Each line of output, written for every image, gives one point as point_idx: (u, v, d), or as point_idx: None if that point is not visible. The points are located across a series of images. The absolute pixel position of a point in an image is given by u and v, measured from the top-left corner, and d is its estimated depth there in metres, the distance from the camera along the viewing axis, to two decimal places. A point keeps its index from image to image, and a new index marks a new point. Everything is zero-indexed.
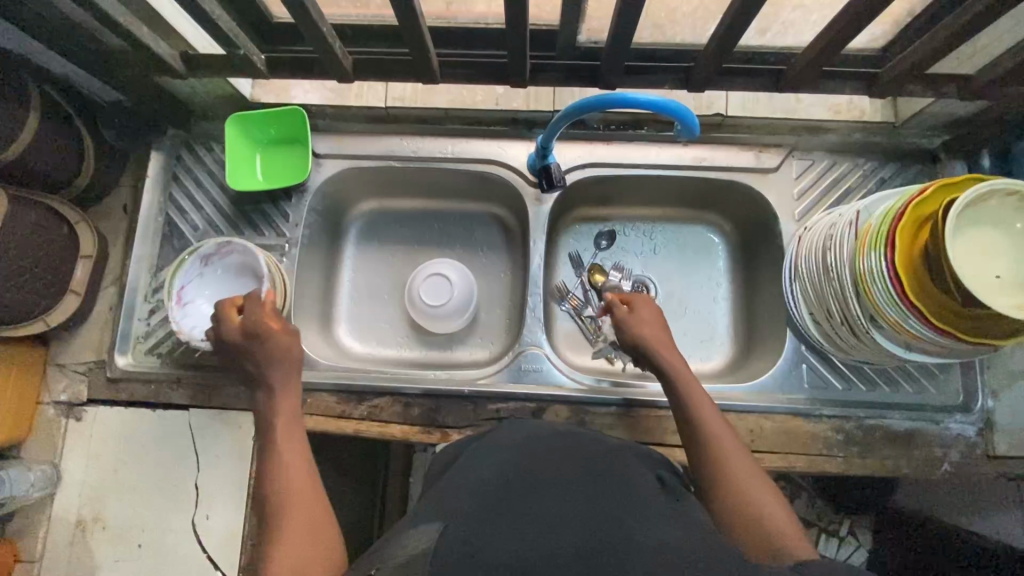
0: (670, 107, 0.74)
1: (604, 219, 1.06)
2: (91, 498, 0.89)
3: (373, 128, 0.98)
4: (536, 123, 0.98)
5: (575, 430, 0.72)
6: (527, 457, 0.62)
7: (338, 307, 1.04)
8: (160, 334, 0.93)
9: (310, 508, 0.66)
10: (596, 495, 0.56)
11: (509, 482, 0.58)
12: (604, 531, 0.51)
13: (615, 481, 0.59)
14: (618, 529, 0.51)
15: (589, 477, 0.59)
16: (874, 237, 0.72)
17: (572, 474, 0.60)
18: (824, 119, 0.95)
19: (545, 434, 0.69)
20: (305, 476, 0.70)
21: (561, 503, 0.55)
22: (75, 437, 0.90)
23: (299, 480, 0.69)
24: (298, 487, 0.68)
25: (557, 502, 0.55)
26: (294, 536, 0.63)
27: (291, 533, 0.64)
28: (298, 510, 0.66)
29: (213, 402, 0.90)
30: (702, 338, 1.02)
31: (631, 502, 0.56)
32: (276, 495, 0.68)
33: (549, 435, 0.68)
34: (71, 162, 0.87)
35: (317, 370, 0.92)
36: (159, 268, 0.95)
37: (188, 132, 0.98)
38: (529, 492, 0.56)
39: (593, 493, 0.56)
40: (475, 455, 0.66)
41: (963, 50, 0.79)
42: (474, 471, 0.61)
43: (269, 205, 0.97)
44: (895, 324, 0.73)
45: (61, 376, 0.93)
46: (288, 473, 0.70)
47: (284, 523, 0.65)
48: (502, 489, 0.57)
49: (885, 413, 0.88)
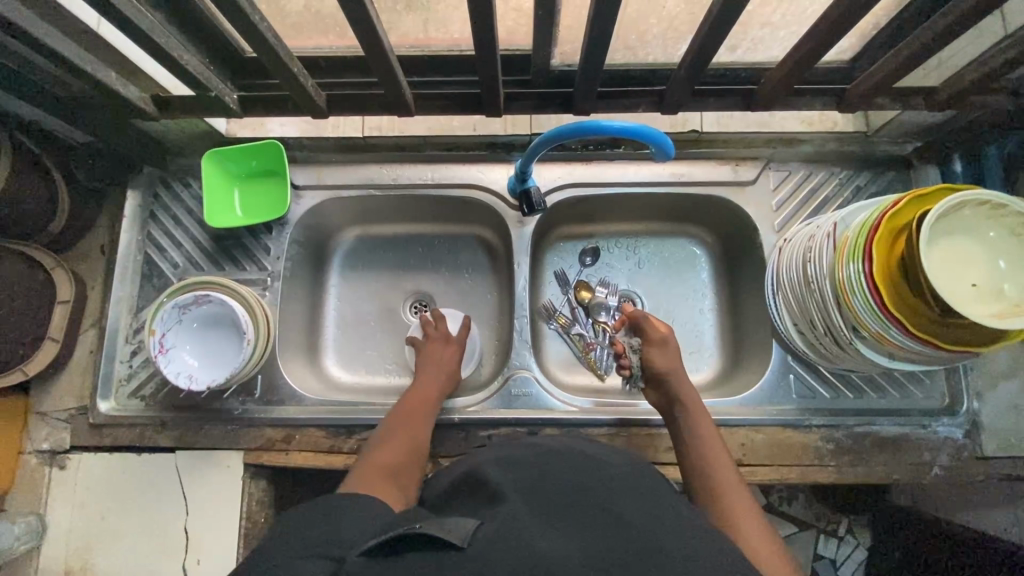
0: (652, 136, 0.75)
1: (588, 236, 1.06)
2: (78, 547, 0.87)
3: (351, 157, 0.98)
4: (514, 146, 0.99)
5: (593, 450, 0.67)
6: (541, 469, 0.59)
7: (326, 338, 1.03)
8: (143, 375, 0.92)
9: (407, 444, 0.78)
10: (617, 501, 0.53)
11: (531, 496, 0.54)
12: (638, 540, 0.48)
13: (645, 493, 0.56)
14: (649, 538, 0.49)
15: (620, 489, 0.56)
16: (851, 248, 0.73)
17: (586, 480, 0.57)
18: (798, 131, 0.96)
19: (551, 447, 0.66)
20: (421, 424, 0.82)
21: (583, 514, 0.51)
22: (59, 486, 0.88)
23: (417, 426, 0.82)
24: (416, 433, 0.80)
25: (584, 514, 0.51)
26: (395, 454, 0.76)
27: (392, 453, 0.76)
28: (400, 438, 0.79)
29: (200, 444, 0.89)
30: (690, 350, 1.02)
31: (668, 514, 0.53)
32: (401, 423, 0.81)
33: (552, 449, 0.65)
34: (44, 208, 0.86)
35: (305, 406, 0.91)
36: (139, 309, 0.94)
37: (164, 170, 0.97)
38: (553, 507, 0.52)
39: (614, 499, 0.54)
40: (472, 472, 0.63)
41: (929, 61, 0.80)
42: (475, 489, 0.60)
43: (249, 239, 0.96)
44: (877, 335, 0.74)
45: (42, 424, 0.91)
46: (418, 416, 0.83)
47: (389, 438, 0.79)
48: (526, 500, 0.53)
49: (872, 420, 0.88)
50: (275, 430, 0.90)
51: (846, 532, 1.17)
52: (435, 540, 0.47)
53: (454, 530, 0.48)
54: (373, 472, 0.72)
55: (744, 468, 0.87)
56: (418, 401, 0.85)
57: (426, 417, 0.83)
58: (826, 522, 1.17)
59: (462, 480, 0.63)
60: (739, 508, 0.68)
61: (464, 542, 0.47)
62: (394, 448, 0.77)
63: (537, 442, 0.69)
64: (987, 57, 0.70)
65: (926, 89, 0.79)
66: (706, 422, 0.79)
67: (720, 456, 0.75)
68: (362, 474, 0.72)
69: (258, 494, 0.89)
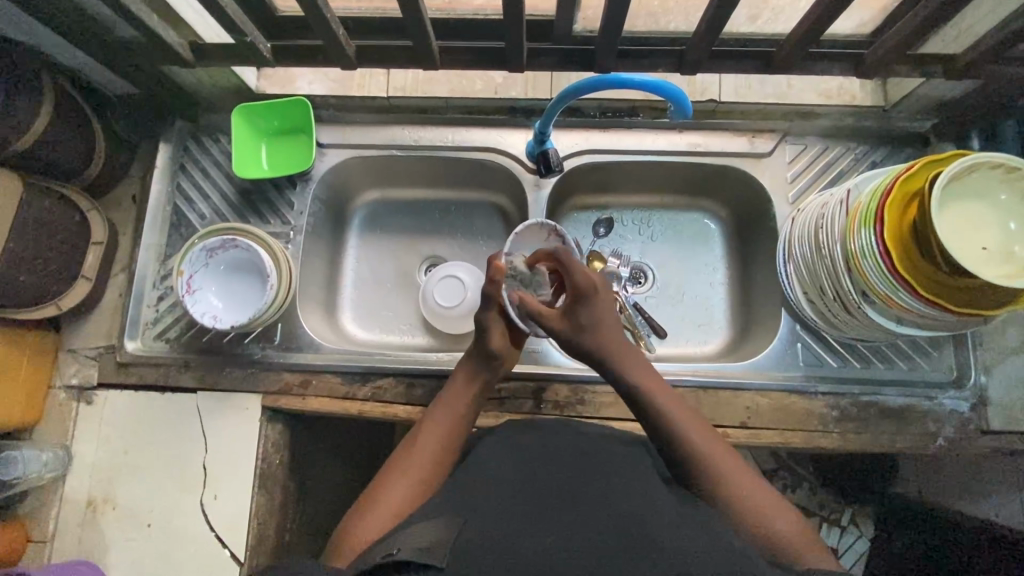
0: (668, 90, 0.77)
1: (602, 207, 1.08)
2: (101, 479, 0.90)
3: (374, 117, 1.00)
4: (534, 111, 1.00)
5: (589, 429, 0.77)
6: (536, 461, 0.67)
7: (343, 295, 1.06)
8: (168, 319, 0.96)
9: (431, 453, 0.71)
10: (611, 502, 0.59)
11: (526, 489, 0.61)
12: (619, 533, 0.55)
13: (630, 480, 0.64)
14: (638, 530, 0.55)
15: (606, 484, 0.62)
16: (863, 214, 0.74)
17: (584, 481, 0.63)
18: (815, 104, 0.96)
19: (549, 428, 0.76)
20: (450, 434, 0.74)
21: (573, 504, 0.59)
22: (85, 420, 0.92)
23: (443, 435, 0.73)
24: (436, 452, 0.71)
25: (573, 510, 0.58)
26: (406, 487, 0.67)
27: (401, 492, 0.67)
28: (425, 448, 0.71)
29: (220, 385, 0.92)
30: (699, 322, 1.04)
31: (646, 505, 0.59)
32: (415, 446, 0.72)
33: (556, 446, 0.70)
34: (81, 153, 0.90)
35: (323, 353, 0.94)
36: (166, 256, 0.98)
37: (195, 124, 1.01)
38: (544, 502, 0.59)
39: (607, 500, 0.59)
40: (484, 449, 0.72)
41: (949, 32, 0.81)
42: (483, 462, 0.68)
43: (273, 193, 0.99)
44: (886, 298, 0.75)
45: (72, 361, 0.95)
46: (440, 432, 0.73)
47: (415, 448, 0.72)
48: (526, 488, 0.62)
49: (878, 389, 0.89)
50: (293, 375, 0.93)
51: (849, 521, 1.17)
52: (417, 564, 0.52)
53: (434, 549, 0.53)
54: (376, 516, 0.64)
55: (750, 430, 0.88)
56: (451, 408, 0.76)
57: (450, 437, 0.73)
58: (830, 511, 1.17)
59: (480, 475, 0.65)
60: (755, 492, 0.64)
61: (443, 561, 0.52)
62: (412, 465, 0.70)
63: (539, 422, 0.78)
64: (1004, 22, 0.71)
65: (944, 58, 0.80)
66: (701, 436, 0.69)
67: (707, 435, 0.69)
68: (363, 525, 0.64)
69: (274, 437, 0.93)
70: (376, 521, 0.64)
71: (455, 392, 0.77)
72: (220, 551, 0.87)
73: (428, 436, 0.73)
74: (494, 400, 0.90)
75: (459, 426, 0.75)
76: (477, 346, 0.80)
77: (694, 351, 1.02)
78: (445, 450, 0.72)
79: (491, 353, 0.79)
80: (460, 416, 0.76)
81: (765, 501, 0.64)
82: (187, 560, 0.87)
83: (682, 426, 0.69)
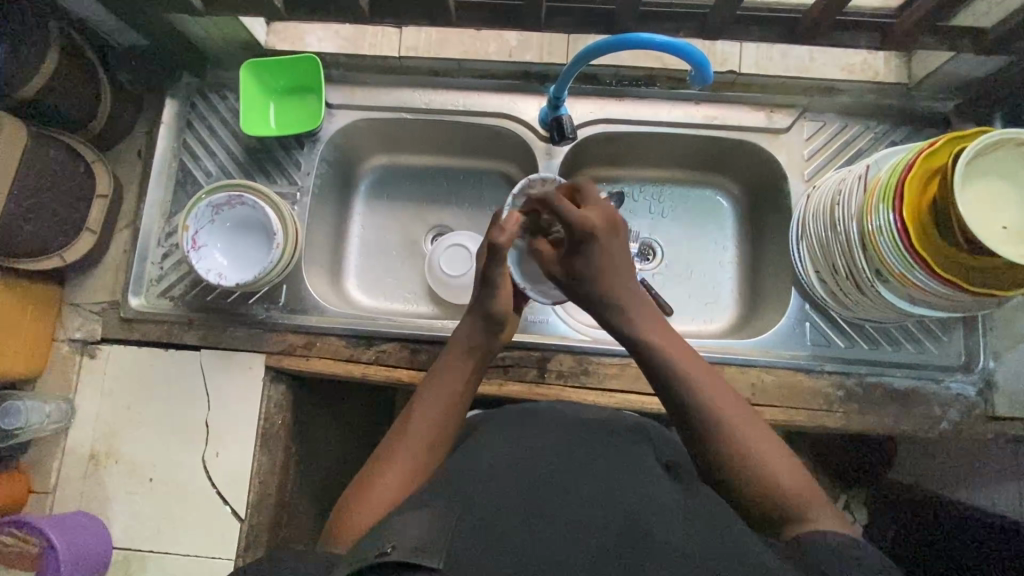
0: (691, 54, 0.76)
1: (614, 180, 1.06)
2: (104, 433, 0.91)
3: (386, 78, 0.98)
4: (548, 77, 0.98)
5: (594, 419, 0.76)
6: (531, 449, 0.65)
7: (349, 261, 1.05)
8: (173, 277, 0.95)
9: (431, 428, 0.70)
10: (612, 496, 0.57)
11: (527, 475, 0.59)
12: (621, 533, 0.52)
13: (632, 477, 0.62)
14: (638, 525, 0.53)
15: (606, 476, 0.60)
16: (882, 191, 0.73)
17: (586, 474, 0.60)
18: (837, 79, 0.94)
19: (542, 419, 0.74)
20: (451, 409, 0.72)
21: (574, 494, 0.56)
22: (88, 374, 0.92)
23: (441, 409, 0.72)
24: (435, 426, 0.70)
25: (569, 496, 0.56)
26: (403, 468, 0.67)
27: (402, 471, 0.66)
28: (423, 422, 0.70)
29: (224, 343, 0.92)
30: (706, 300, 1.03)
31: (644, 498, 0.58)
32: (410, 425, 0.70)
33: (560, 438, 0.68)
34: (88, 102, 0.88)
35: (328, 316, 0.94)
36: (171, 213, 0.97)
37: (202, 80, 0.99)
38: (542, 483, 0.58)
39: (609, 494, 0.57)
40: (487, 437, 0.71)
41: (981, 4, 0.79)
42: (485, 448, 0.67)
43: (281, 153, 0.98)
44: (901, 278, 0.74)
45: (76, 315, 0.94)
46: (437, 408, 0.72)
47: (414, 423, 0.70)
48: (526, 473, 0.60)
49: (885, 370, 0.89)
50: (297, 336, 0.92)
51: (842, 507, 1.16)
52: (409, 565, 0.46)
53: (428, 549, 0.48)
54: (377, 495, 0.64)
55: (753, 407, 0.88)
56: (448, 382, 0.74)
57: (450, 411, 0.72)
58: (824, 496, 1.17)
59: (476, 462, 0.64)
60: (761, 447, 0.63)
61: (440, 562, 0.47)
62: (414, 442, 0.69)
63: (542, 409, 0.78)
64: None
65: (973, 31, 0.78)
66: (711, 388, 0.67)
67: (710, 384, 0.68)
68: (365, 503, 0.63)
69: (277, 397, 0.92)
70: (374, 502, 0.63)
71: (451, 366, 0.75)
72: (221, 507, 0.88)
73: (427, 412, 0.71)
74: (497, 368, 0.90)
75: (458, 402, 0.74)
76: (481, 307, 0.77)
77: (700, 329, 1.01)
78: (442, 427, 0.71)
79: (494, 315, 0.77)
80: (460, 389, 0.74)
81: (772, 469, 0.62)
82: (190, 514, 0.88)
83: (693, 379, 0.68)
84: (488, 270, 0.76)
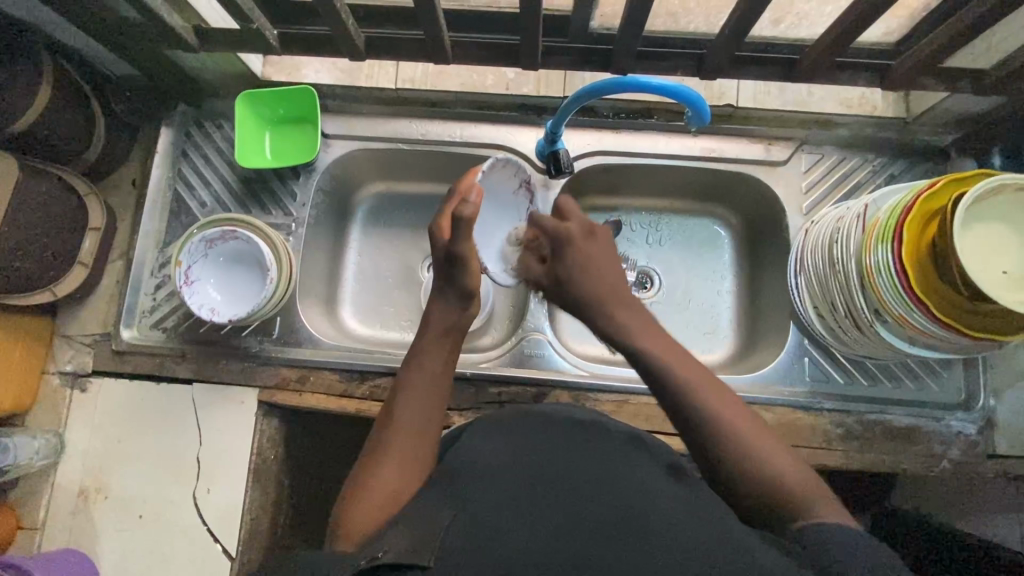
0: (682, 95, 0.76)
1: (612, 208, 1.06)
2: (93, 468, 0.89)
3: (383, 109, 0.98)
4: (546, 108, 0.98)
5: (590, 418, 0.70)
6: (523, 445, 0.62)
7: (343, 290, 1.04)
8: (165, 308, 0.94)
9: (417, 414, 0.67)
10: (604, 485, 0.54)
11: (517, 471, 0.56)
12: (619, 517, 0.50)
13: (631, 469, 0.58)
14: (637, 511, 0.51)
15: (602, 472, 0.57)
16: (881, 230, 0.72)
17: (585, 470, 0.57)
18: (835, 113, 0.94)
19: (539, 417, 0.69)
20: (433, 392, 0.69)
21: (568, 489, 0.54)
22: (79, 407, 0.91)
23: (424, 395, 0.69)
24: (421, 412, 0.67)
25: (560, 495, 0.53)
26: (398, 460, 0.63)
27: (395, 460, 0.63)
28: (406, 411, 0.67)
29: (216, 377, 0.91)
30: (705, 330, 1.01)
31: (644, 490, 0.54)
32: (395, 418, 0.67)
33: (559, 434, 0.64)
34: (81, 134, 0.88)
35: (322, 349, 0.93)
36: (165, 244, 0.96)
37: (198, 109, 0.98)
38: (535, 480, 0.55)
39: (602, 482, 0.55)
40: (482, 437, 0.65)
41: (978, 46, 0.79)
42: (471, 451, 0.63)
43: (276, 183, 0.97)
44: (900, 319, 0.73)
45: (67, 347, 0.93)
46: (421, 399, 0.68)
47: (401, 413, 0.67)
48: (514, 470, 0.57)
49: (885, 408, 0.88)
50: (291, 370, 0.91)
51: None
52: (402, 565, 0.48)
53: (420, 549, 0.49)
54: (375, 491, 0.60)
55: None
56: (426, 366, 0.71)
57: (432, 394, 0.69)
58: None
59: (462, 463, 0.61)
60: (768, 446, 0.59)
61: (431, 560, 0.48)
62: (403, 430, 0.65)
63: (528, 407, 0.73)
64: None
65: (972, 73, 0.78)
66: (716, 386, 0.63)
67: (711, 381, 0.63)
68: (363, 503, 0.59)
69: (270, 432, 0.92)
70: (373, 502, 0.59)
71: (430, 350, 0.72)
72: (212, 545, 0.86)
73: (408, 398, 0.68)
74: (493, 404, 0.89)
75: (438, 383, 0.70)
76: (453, 285, 0.76)
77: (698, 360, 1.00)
78: (427, 410, 0.67)
79: (468, 288, 0.76)
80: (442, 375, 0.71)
81: (764, 459, 0.58)
82: (179, 551, 0.87)
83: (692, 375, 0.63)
84: (452, 247, 0.74)
